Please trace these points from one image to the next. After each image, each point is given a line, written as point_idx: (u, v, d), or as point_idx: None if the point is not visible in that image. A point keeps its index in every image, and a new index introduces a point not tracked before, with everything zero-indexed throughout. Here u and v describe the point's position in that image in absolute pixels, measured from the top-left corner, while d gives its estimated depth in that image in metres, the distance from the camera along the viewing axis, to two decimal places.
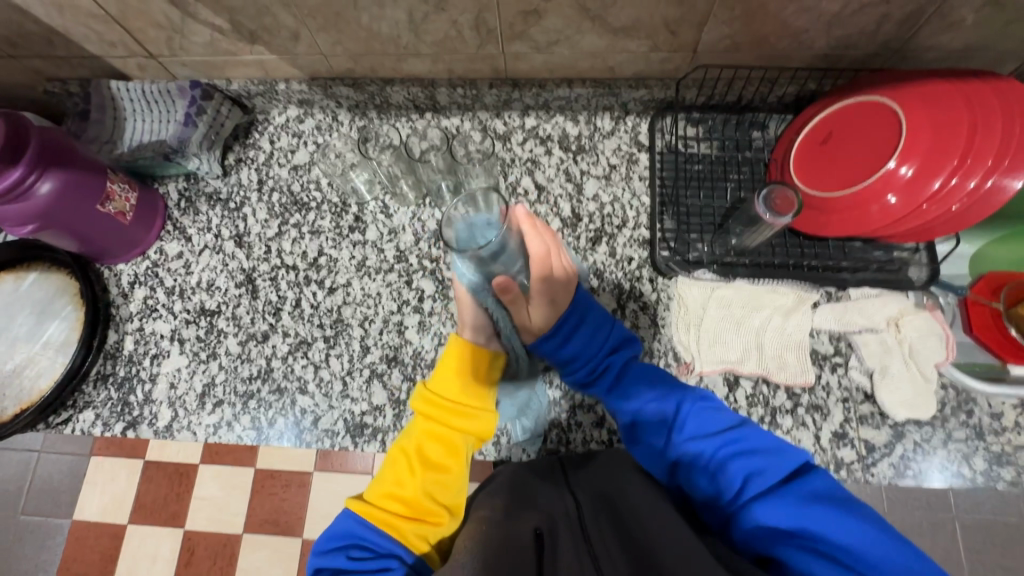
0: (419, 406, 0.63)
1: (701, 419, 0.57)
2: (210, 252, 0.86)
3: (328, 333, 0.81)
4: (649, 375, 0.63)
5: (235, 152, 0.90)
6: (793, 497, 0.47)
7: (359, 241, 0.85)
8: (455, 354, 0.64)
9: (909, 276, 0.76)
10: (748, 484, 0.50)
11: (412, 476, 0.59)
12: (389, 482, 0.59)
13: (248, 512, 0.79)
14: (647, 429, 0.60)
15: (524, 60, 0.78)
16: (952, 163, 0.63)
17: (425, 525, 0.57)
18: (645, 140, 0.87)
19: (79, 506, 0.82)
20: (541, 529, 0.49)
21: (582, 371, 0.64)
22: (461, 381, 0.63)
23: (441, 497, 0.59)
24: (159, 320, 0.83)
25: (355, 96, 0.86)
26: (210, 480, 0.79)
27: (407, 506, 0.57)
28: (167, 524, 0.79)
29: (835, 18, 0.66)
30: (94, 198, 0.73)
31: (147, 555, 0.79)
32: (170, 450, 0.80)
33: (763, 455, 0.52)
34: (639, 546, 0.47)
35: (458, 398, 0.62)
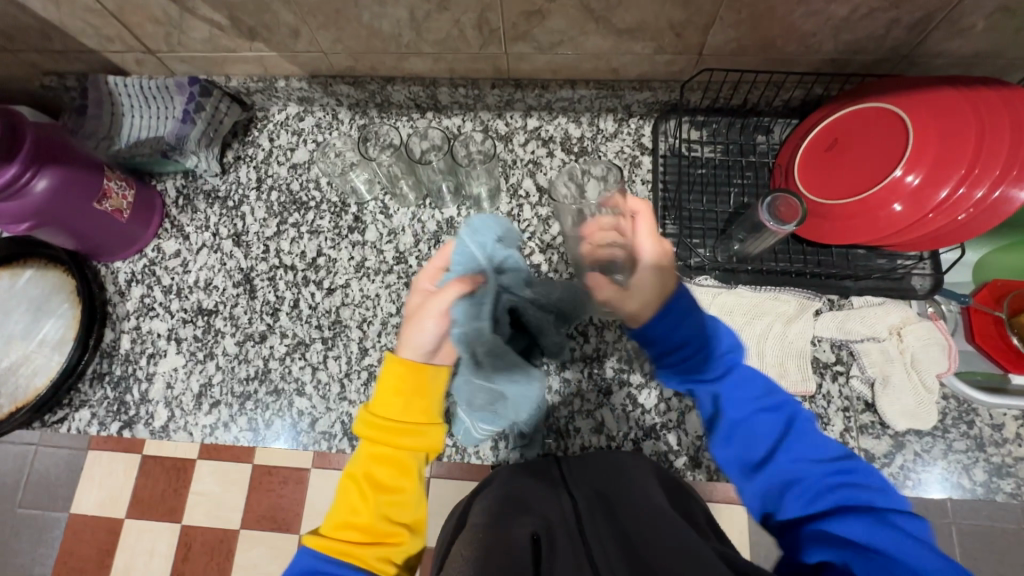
0: (361, 430, 0.57)
1: (806, 438, 0.54)
2: (208, 251, 0.85)
3: (326, 334, 0.80)
4: (757, 380, 0.58)
5: (234, 149, 0.89)
6: (894, 532, 0.44)
7: (359, 241, 0.84)
8: (392, 374, 0.58)
9: (912, 285, 0.75)
10: (843, 509, 0.47)
11: (365, 502, 0.54)
12: (344, 511, 0.55)
13: (246, 508, 0.79)
14: (743, 432, 0.56)
15: (527, 60, 0.76)
16: (959, 173, 0.62)
17: (385, 547, 0.53)
18: (648, 142, 0.86)
19: (77, 499, 0.82)
20: (538, 534, 0.48)
21: (682, 364, 0.58)
22: (400, 400, 0.57)
23: (397, 517, 0.55)
24: (156, 319, 0.83)
25: (355, 95, 0.85)
26: (209, 475, 0.79)
27: (363, 532, 0.53)
28: (166, 519, 0.79)
29: (843, 22, 0.66)
30: (90, 196, 0.72)
31: (144, 550, 0.79)
32: (167, 447, 0.80)
33: (869, 491, 0.48)
34: (639, 552, 0.46)
35: (399, 417, 0.57)
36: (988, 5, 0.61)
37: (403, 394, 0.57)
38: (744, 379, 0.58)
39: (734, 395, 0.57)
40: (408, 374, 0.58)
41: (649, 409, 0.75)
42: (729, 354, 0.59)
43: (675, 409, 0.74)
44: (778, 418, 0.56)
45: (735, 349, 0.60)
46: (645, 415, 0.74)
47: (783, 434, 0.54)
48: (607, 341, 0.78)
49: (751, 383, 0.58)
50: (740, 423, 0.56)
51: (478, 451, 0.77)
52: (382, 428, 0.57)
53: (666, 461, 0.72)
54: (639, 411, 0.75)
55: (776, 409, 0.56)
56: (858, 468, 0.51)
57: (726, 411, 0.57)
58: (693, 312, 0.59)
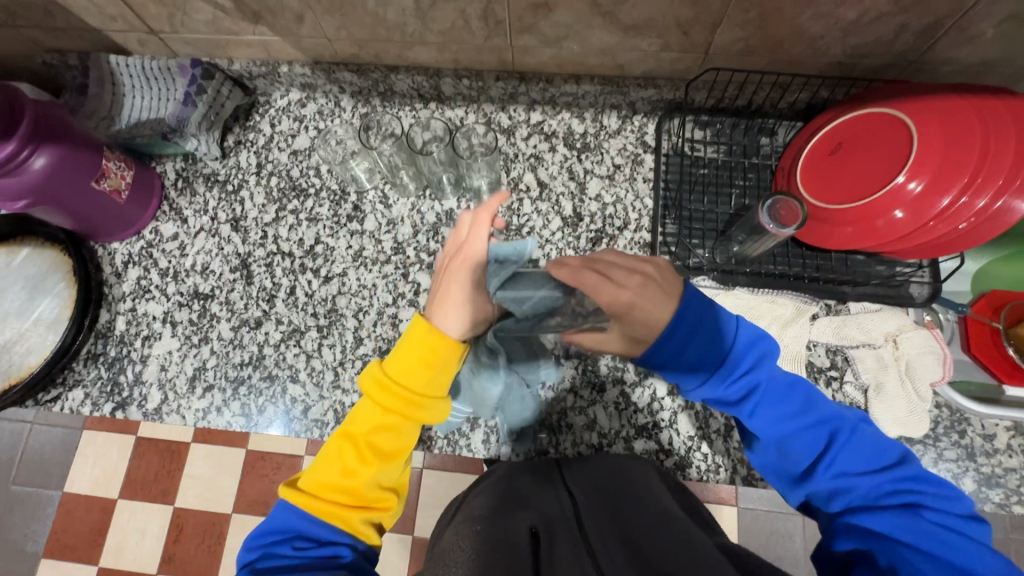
0: (372, 389, 0.53)
1: (854, 444, 0.48)
2: (205, 235, 0.85)
3: (322, 323, 0.80)
4: (792, 387, 0.51)
5: (235, 133, 0.89)
6: (942, 536, 0.43)
7: (357, 230, 0.84)
8: (421, 341, 0.53)
9: (909, 292, 0.75)
10: (886, 509, 0.45)
11: (360, 465, 0.51)
12: (331, 471, 0.51)
13: (239, 492, 0.80)
14: (783, 447, 0.51)
15: (532, 54, 0.76)
16: (963, 181, 0.62)
17: (372, 512, 0.51)
18: (651, 140, 0.86)
19: (71, 477, 0.82)
20: (536, 528, 0.48)
21: (706, 385, 0.51)
22: (422, 372, 0.52)
23: (386, 482, 0.52)
24: (152, 302, 0.82)
25: (358, 83, 0.84)
26: (203, 459, 0.81)
27: (350, 496, 0.50)
28: (159, 500, 0.80)
29: (851, 26, 0.65)
30: (88, 175, 0.72)
31: (136, 530, 0.80)
32: (161, 427, 0.81)
33: (919, 492, 0.45)
34: (637, 546, 0.45)
35: (417, 387, 0.52)
36: (997, 13, 0.60)
37: (429, 366, 0.53)
38: (776, 390, 0.51)
39: (768, 413, 0.51)
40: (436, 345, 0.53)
41: (641, 408, 0.75)
42: (752, 364, 0.51)
43: (668, 408, 0.74)
44: (821, 427, 0.50)
45: (766, 356, 0.52)
46: (637, 414, 0.74)
47: (829, 445, 0.49)
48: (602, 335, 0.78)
49: (788, 394, 0.51)
50: (775, 439, 0.51)
51: (469, 444, 0.76)
52: (397, 394, 0.52)
53: (656, 460, 0.72)
54: (632, 409, 0.75)
55: (819, 418, 0.50)
56: (909, 468, 0.47)
57: (761, 429, 0.51)
58: (704, 318, 0.49)
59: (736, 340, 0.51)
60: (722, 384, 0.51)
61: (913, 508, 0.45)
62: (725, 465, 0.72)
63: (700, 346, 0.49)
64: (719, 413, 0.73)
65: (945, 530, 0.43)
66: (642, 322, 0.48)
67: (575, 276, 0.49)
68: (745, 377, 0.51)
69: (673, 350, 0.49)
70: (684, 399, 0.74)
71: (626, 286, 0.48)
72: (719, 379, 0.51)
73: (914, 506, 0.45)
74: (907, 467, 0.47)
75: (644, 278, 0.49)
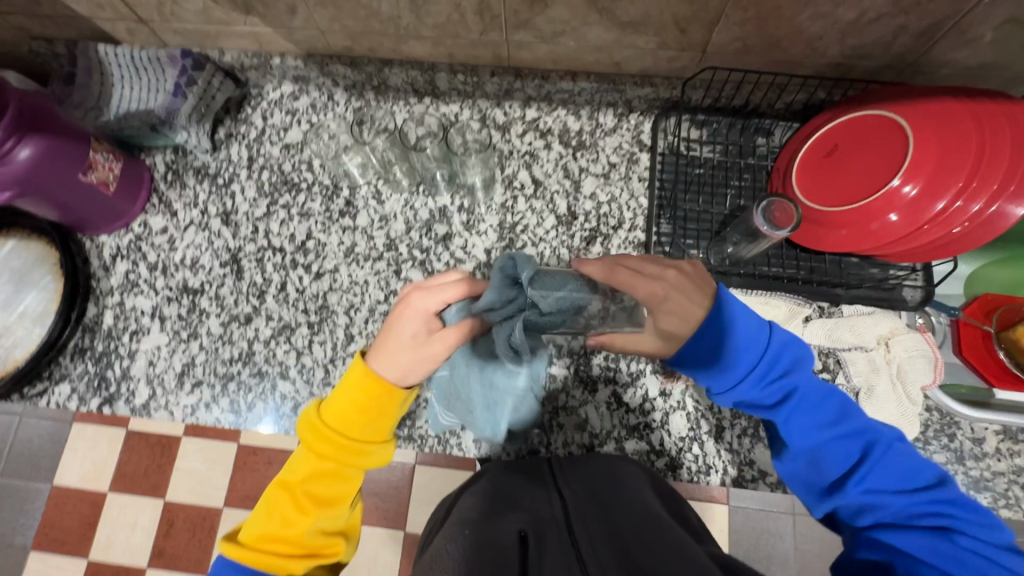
0: (307, 436, 0.55)
1: (889, 460, 0.49)
2: (195, 229, 0.84)
3: (312, 319, 0.79)
4: (826, 397, 0.52)
5: (226, 126, 0.87)
6: (972, 560, 0.44)
7: (349, 226, 0.83)
8: (358, 387, 0.55)
9: (902, 295, 0.75)
10: (916, 529, 0.46)
11: (301, 513, 0.52)
12: (271, 521, 0.52)
13: (230, 487, 0.80)
14: (814, 458, 0.51)
15: (528, 49, 0.75)
16: (958, 185, 0.62)
17: (319, 559, 0.52)
18: (647, 139, 0.85)
19: (58, 471, 0.81)
20: (526, 531, 0.49)
21: (742, 388, 0.52)
22: (359, 419, 0.54)
23: (328, 528, 0.53)
24: (141, 296, 0.81)
25: (351, 76, 0.83)
26: (195, 454, 0.81)
27: (293, 544, 0.51)
28: (151, 494, 0.80)
29: (849, 26, 0.65)
30: (74, 167, 0.70)
31: (123, 526, 0.79)
32: (153, 423, 0.81)
33: (951, 516, 0.46)
34: (627, 551, 0.45)
35: (354, 433, 0.54)
36: (996, 16, 0.60)
37: (365, 411, 0.55)
38: (811, 398, 0.52)
39: (801, 421, 0.51)
40: (378, 390, 0.55)
41: (632, 408, 0.74)
42: (789, 370, 0.52)
43: (660, 409, 0.74)
44: (856, 441, 0.50)
45: (800, 364, 0.53)
46: (628, 414, 0.74)
47: (863, 459, 0.49)
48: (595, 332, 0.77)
49: (821, 404, 0.52)
50: (807, 448, 0.51)
51: (460, 443, 0.75)
52: (330, 439, 0.54)
53: (647, 461, 0.72)
54: (623, 410, 0.74)
55: (854, 430, 0.51)
56: (943, 491, 0.47)
57: (791, 437, 0.52)
58: (738, 324, 0.52)
59: (772, 346, 0.52)
60: (756, 386, 0.52)
61: (944, 531, 0.45)
62: (715, 465, 0.72)
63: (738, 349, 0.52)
64: (710, 415, 0.73)
65: (975, 553, 0.44)
66: (679, 315, 0.53)
67: (605, 271, 0.56)
68: (781, 382, 0.52)
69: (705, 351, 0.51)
70: (676, 399, 0.74)
71: (660, 280, 0.54)
72: (754, 382, 0.52)
73: (944, 529, 0.45)
74: (940, 487, 0.48)
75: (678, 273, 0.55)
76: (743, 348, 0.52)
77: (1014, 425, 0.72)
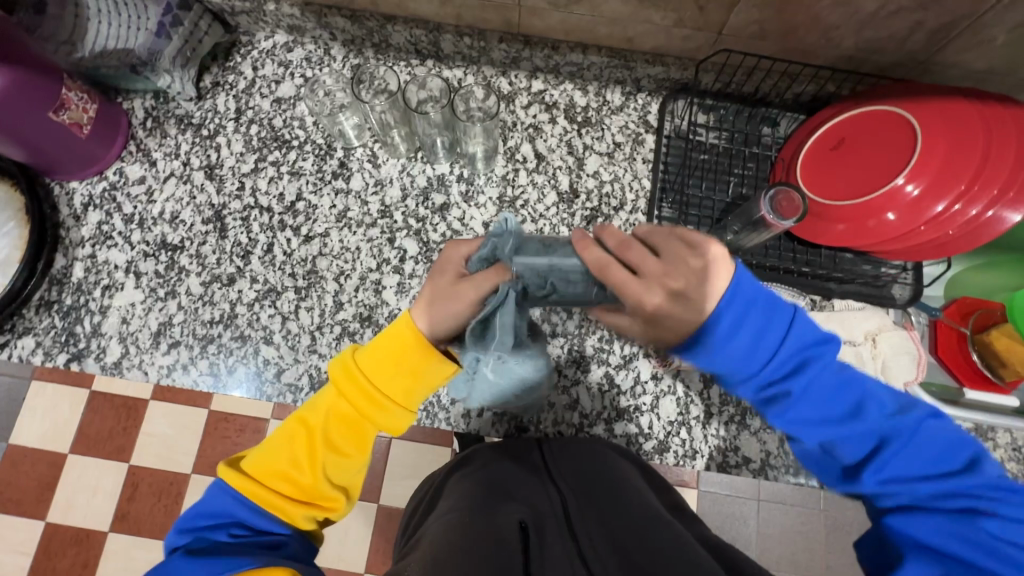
0: (339, 375, 0.51)
1: (912, 444, 0.47)
2: (176, 181, 0.79)
3: (300, 284, 0.76)
4: (843, 386, 0.49)
5: (213, 74, 0.82)
6: (996, 543, 0.43)
7: (342, 189, 0.79)
8: (394, 336, 0.50)
9: (892, 293, 0.77)
10: (939, 511, 0.45)
11: (313, 462, 0.50)
12: (278, 455, 0.50)
13: (199, 453, 0.77)
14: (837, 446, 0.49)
15: (541, 17, 0.72)
16: (959, 188, 0.62)
17: (319, 510, 0.50)
18: (653, 120, 0.83)
19: (16, 429, 0.76)
20: (526, 522, 0.49)
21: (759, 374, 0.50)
22: (391, 374, 0.50)
23: (339, 481, 0.51)
24: (114, 249, 0.77)
25: (351, 31, 0.79)
26: (160, 418, 0.77)
27: (298, 488, 0.49)
28: (112, 458, 0.76)
29: (868, 18, 0.64)
30: (42, 103, 0.64)
31: (86, 487, 0.76)
32: (119, 383, 0.77)
33: (980, 499, 0.45)
34: (628, 551, 0.45)
35: (382, 385, 0.50)
36: (1011, 18, 0.60)
37: (399, 366, 0.50)
38: (833, 390, 0.49)
39: (819, 408, 0.49)
40: (408, 349, 0.50)
41: (624, 390, 0.74)
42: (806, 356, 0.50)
43: (650, 393, 0.74)
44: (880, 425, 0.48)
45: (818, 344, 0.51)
46: (620, 396, 0.74)
47: (882, 444, 0.47)
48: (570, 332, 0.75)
49: (842, 385, 0.49)
50: (826, 437, 0.49)
51: (448, 417, 0.74)
52: (359, 385, 0.51)
53: (635, 443, 0.73)
54: (615, 391, 0.74)
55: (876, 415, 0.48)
56: (975, 476, 0.45)
57: (810, 429, 0.49)
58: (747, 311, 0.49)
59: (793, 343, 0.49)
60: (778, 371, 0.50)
61: (969, 515, 0.44)
62: (701, 452, 0.72)
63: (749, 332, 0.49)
64: (699, 400, 0.74)
65: (1003, 539, 0.43)
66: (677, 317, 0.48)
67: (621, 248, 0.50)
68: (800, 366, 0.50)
69: (732, 348, 0.48)
70: (667, 384, 0.74)
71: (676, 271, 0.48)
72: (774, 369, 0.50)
73: (970, 514, 0.44)
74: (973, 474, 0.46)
75: (706, 262, 0.48)
76: (755, 341, 0.49)
77: (985, 423, 0.75)
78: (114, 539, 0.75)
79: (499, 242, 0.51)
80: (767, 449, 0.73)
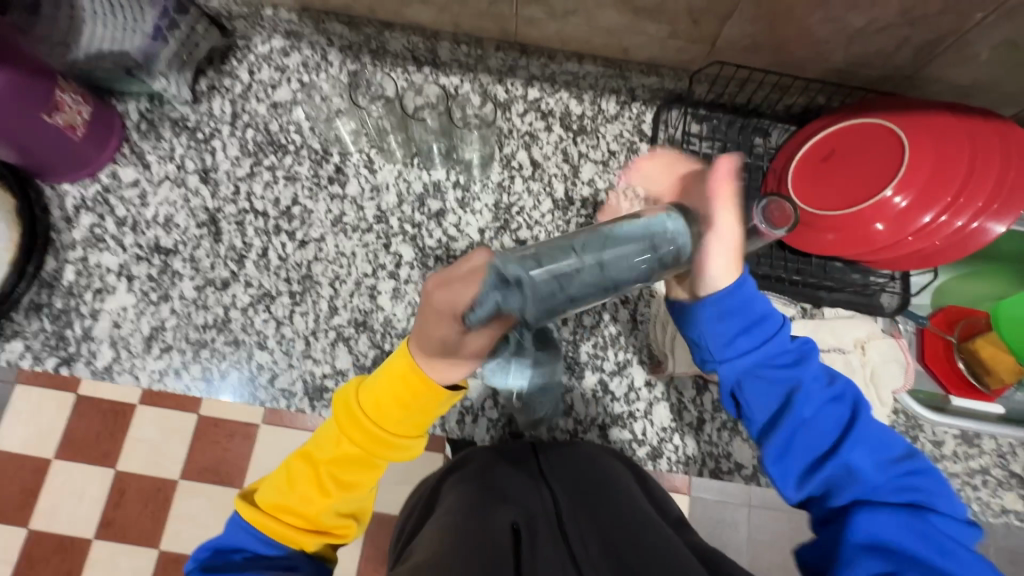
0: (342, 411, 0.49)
1: (873, 434, 0.48)
2: (170, 184, 0.78)
3: (295, 289, 0.76)
4: (816, 370, 0.51)
5: (209, 77, 0.82)
6: (939, 534, 0.43)
7: (338, 194, 0.79)
8: (402, 382, 0.47)
9: (881, 302, 0.77)
10: (891, 505, 0.45)
11: (321, 497, 0.48)
12: (286, 494, 0.49)
13: (188, 459, 0.73)
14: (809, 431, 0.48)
15: (538, 26, 0.73)
16: (946, 199, 0.64)
17: (329, 537, 0.50)
18: (648, 130, 0.84)
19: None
20: (519, 524, 0.49)
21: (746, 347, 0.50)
22: (400, 414, 0.48)
23: (347, 509, 0.50)
24: (107, 253, 0.76)
25: (349, 37, 0.79)
26: (148, 423, 0.73)
27: (306, 519, 0.48)
28: (98, 463, 0.72)
29: (857, 33, 0.66)
30: (37, 106, 0.64)
31: (72, 493, 0.72)
32: (106, 387, 0.73)
33: (923, 491, 0.45)
34: (619, 553, 0.46)
35: (392, 426, 0.48)
36: (994, 36, 0.61)
37: (406, 408, 0.47)
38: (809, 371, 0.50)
39: (801, 391, 0.49)
40: (417, 390, 0.47)
41: (618, 397, 0.75)
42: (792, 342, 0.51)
43: (644, 399, 0.74)
44: (844, 411, 0.49)
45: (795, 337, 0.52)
46: (614, 403, 0.74)
47: (848, 430, 0.48)
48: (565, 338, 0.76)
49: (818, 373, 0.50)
50: (801, 422, 0.48)
51: (442, 423, 0.74)
52: (364, 424, 0.48)
53: (629, 449, 0.73)
54: (609, 398, 0.74)
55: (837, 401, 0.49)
56: (915, 463, 0.47)
57: (789, 409, 0.48)
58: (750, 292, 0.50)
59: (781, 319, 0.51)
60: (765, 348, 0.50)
61: (919, 508, 0.44)
62: (694, 458, 0.73)
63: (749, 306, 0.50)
64: (692, 407, 0.74)
65: (943, 531, 0.43)
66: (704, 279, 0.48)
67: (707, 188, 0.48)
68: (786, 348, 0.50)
69: (729, 307, 0.49)
70: (661, 391, 0.75)
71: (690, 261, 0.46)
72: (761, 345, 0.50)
73: (919, 507, 0.44)
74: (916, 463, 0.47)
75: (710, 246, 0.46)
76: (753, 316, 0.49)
77: (970, 430, 0.76)
78: (100, 547, 0.71)
79: (513, 297, 0.39)
80: (758, 454, 0.74)
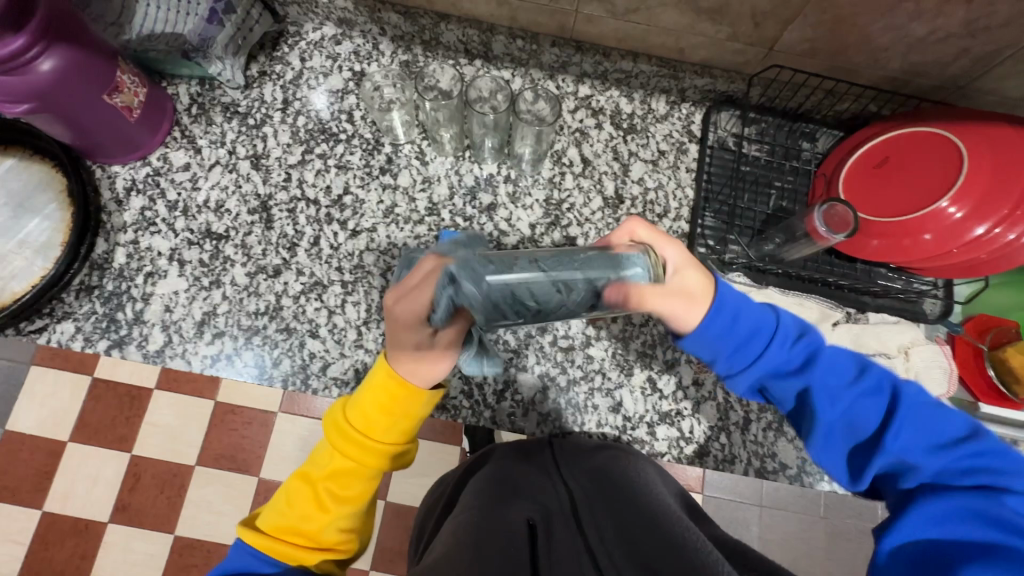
0: (330, 430, 0.52)
1: (920, 416, 0.49)
2: (222, 169, 0.78)
3: (346, 278, 0.76)
4: (843, 356, 0.53)
5: (260, 63, 0.81)
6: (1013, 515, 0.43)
7: (390, 184, 0.79)
8: (380, 388, 0.51)
9: (924, 308, 0.80)
10: (960, 488, 0.45)
11: (320, 513, 0.50)
12: (289, 514, 0.50)
13: (203, 444, 0.82)
14: (848, 427, 0.50)
15: (596, 24, 0.73)
16: (1001, 212, 0.64)
17: (336, 553, 0.50)
18: (697, 130, 0.85)
19: (15, 413, 0.80)
20: (534, 521, 0.52)
21: (762, 355, 0.54)
22: (388, 420, 0.51)
23: (349, 525, 0.51)
24: (157, 236, 0.76)
25: (403, 27, 0.79)
26: (165, 406, 0.81)
27: (310, 538, 0.49)
28: (114, 446, 0.80)
29: (917, 42, 0.66)
30: (97, 87, 0.64)
31: (86, 477, 0.79)
32: (122, 373, 0.82)
33: (990, 471, 0.46)
34: (634, 543, 0.46)
35: (381, 436, 0.51)
36: None
37: (389, 414, 0.51)
38: (834, 360, 0.53)
39: (830, 384, 0.51)
40: (400, 395, 0.51)
41: (666, 395, 0.75)
42: (803, 334, 0.54)
43: (691, 398, 0.75)
44: (884, 395, 0.50)
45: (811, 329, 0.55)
46: (661, 401, 0.75)
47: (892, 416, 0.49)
48: (614, 334, 0.77)
49: (841, 360, 0.53)
50: (842, 416, 0.50)
51: (495, 417, 0.74)
52: (351, 437, 0.51)
53: (676, 447, 0.74)
54: (657, 395, 0.75)
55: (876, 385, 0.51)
56: (980, 444, 0.47)
57: (822, 407, 0.51)
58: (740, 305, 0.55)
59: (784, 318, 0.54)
60: (779, 352, 0.53)
61: (989, 490, 0.45)
62: (739, 457, 0.74)
63: (748, 320, 0.54)
64: (739, 406, 0.75)
65: (1014, 509, 0.44)
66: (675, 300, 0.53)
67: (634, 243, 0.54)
68: (800, 346, 0.53)
69: (718, 326, 0.54)
70: (708, 390, 0.75)
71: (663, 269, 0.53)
72: (779, 347, 0.53)
73: (992, 489, 0.45)
74: (982, 441, 0.47)
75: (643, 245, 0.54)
76: (756, 325, 0.54)
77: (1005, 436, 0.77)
78: (115, 531, 0.79)
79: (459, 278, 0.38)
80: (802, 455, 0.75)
